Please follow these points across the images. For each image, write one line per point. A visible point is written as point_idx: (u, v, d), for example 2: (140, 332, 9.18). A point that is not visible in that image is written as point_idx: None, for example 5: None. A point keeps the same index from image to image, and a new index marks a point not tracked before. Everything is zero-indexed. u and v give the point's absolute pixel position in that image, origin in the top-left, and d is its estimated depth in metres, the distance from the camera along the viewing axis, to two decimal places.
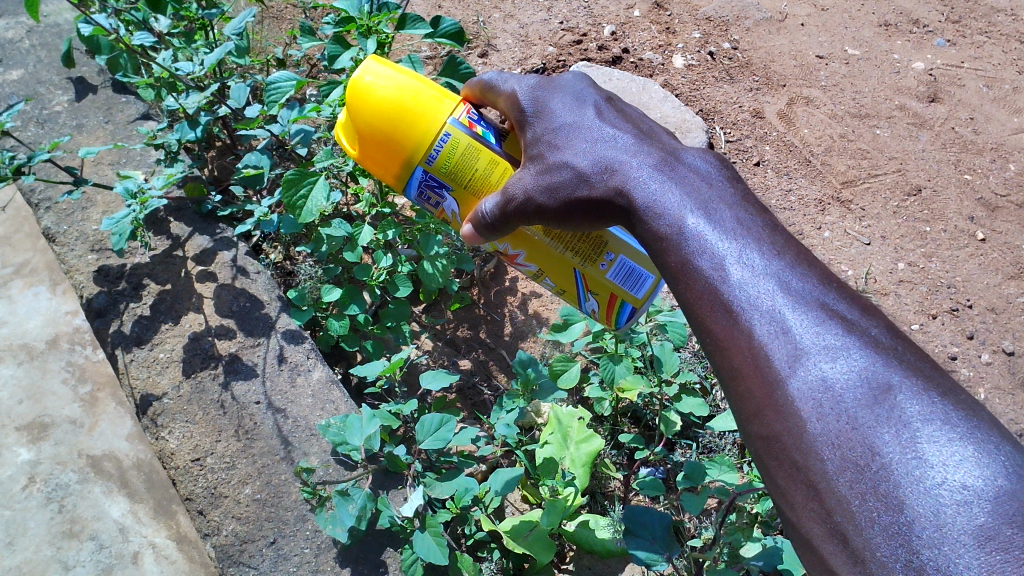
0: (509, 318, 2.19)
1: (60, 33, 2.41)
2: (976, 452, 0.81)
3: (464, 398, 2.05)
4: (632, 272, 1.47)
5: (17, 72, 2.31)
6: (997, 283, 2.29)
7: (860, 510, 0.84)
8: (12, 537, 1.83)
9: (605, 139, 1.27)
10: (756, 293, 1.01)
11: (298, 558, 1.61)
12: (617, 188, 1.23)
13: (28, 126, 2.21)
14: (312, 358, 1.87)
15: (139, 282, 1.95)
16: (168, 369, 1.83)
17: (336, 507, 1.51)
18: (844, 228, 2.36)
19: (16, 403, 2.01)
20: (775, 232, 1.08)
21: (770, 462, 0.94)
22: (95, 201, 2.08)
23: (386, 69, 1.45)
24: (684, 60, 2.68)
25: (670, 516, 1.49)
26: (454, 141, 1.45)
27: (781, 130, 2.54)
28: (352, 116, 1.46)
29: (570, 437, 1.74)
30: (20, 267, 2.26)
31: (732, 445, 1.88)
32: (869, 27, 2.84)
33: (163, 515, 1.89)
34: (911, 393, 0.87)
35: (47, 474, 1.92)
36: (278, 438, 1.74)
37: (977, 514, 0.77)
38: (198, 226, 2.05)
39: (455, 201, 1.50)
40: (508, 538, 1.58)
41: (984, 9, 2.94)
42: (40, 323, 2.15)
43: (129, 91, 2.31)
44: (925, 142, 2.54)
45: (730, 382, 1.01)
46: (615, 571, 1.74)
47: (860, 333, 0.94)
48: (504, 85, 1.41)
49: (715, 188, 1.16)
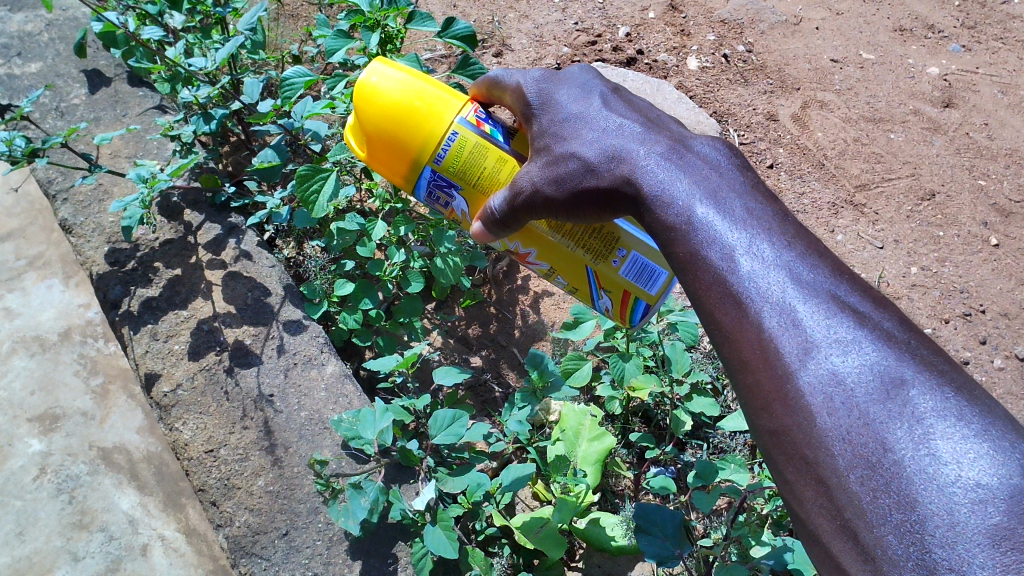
0: (520, 316, 2.20)
1: (78, 27, 2.42)
2: (991, 450, 0.81)
3: (475, 395, 2.06)
4: (645, 268, 1.47)
5: (36, 65, 2.33)
6: (1010, 288, 2.29)
7: (871, 507, 0.84)
8: (22, 527, 1.84)
9: (612, 128, 1.28)
10: (765, 284, 1.01)
11: (310, 550, 1.62)
12: (624, 177, 1.23)
13: (46, 118, 2.23)
14: (326, 352, 1.88)
15: (154, 271, 1.96)
16: (182, 361, 1.84)
17: (349, 499, 1.50)
18: (857, 231, 2.36)
19: (28, 393, 2.02)
20: (786, 223, 1.09)
21: (779, 456, 0.95)
22: (112, 192, 2.09)
23: (393, 71, 1.46)
24: (698, 62, 2.69)
25: (680, 514, 1.50)
26: (461, 140, 1.45)
27: (795, 133, 2.54)
28: (360, 119, 1.47)
29: (581, 436, 1.75)
30: (34, 259, 2.26)
31: (743, 445, 1.87)
32: (885, 32, 2.83)
33: (172, 507, 1.90)
34: (924, 388, 0.87)
35: (58, 466, 1.93)
36: (290, 428, 1.75)
37: (991, 513, 0.77)
38: (212, 218, 2.06)
39: (464, 200, 1.51)
40: (519, 533, 1.59)
41: (1000, 15, 2.93)
42: (53, 315, 2.16)
43: (147, 85, 2.33)
44: (939, 146, 2.54)
45: (738, 374, 1.02)
46: (624, 569, 1.74)
47: (872, 326, 0.94)
48: (509, 80, 1.42)
49: (724, 177, 1.17)
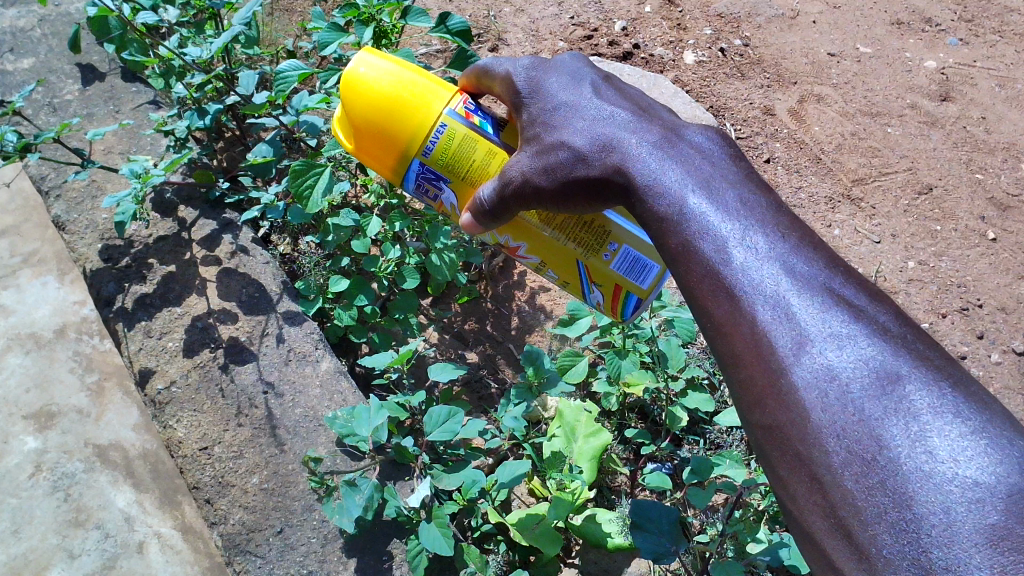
0: (516, 311, 2.19)
1: (71, 22, 2.40)
2: (989, 448, 0.80)
3: (470, 391, 2.06)
4: (637, 262, 1.46)
5: (28, 60, 2.31)
6: (1007, 283, 2.29)
7: (866, 504, 0.83)
8: (18, 525, 1.84)
9: (603, 116, 1.26)
10: (759, 277, 1.00)
11: (305, 548, 1.62)
12: (614, 166, 1.22)
13: (39, 114, 2.21)
14: (321, 349, 1.86)
15: (148, 267, 1.95)
16: (177, 358, 1.83)
17: (344, 497, 1.50)
18: (854, 226, 2.36)
19: (24, 390, 2.01)
20: (780, 214, 1.08)
21: (772, 452, 0.94)
22: (105, 188, 2.08)
23: (381, 61, 1.45)
24: (695, 56, 2.68)
25: (677, 510, 1.49)
26: (450, 132, 1.44)
27: (792, 128, 2.53)
28: (347, 110, 1.46)
29: (577, 432, 1.74)
30: (29, 256, 2.25)
31: (739, 441, 1.86)
32: (882, 26, 2.81)
33: (168, 505, 1.90)
34: (920, 383, 0.86)
35: (54, 463, 1.92)
36: (285, 425, 1.75)
37: (989, 512, 0.77)
38: (207, 213, 2.05)
39: (453, 193, 1.50)
40: (515, 530, 1.58)
41: (997, 8, 2.91)
42: (48, 312, 2.15)
43: (140, 80, 2.31)
44: (936, 141, 2.53)
45: (731, 368, 1.01)
46: (620, 566, 1.73)
47: (868, 320, 0.94)
48: (498, 68, 1.41)
49: (717, 167, 1.16)
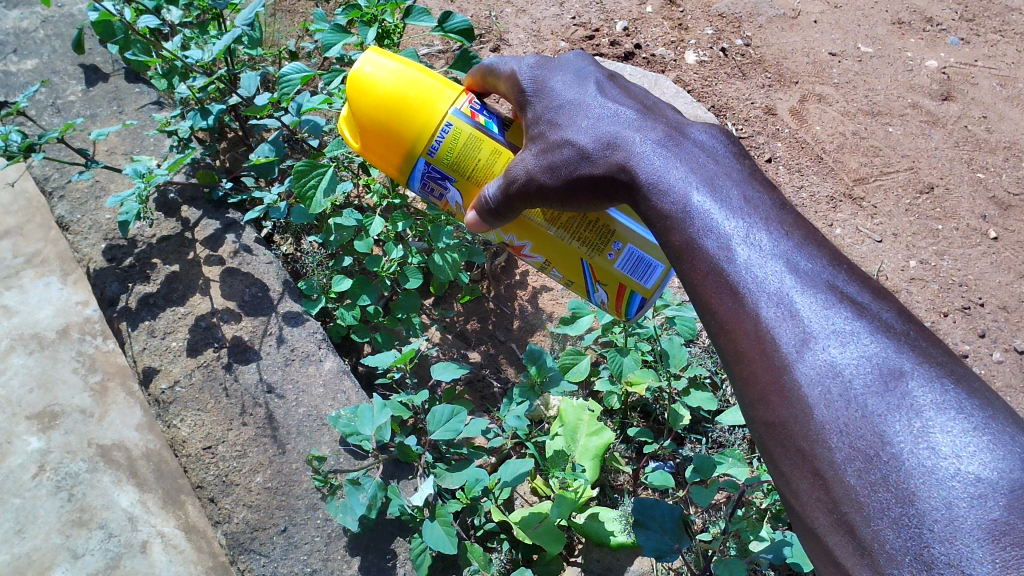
0: (518, 311, 2.20)
1: (74, 23, 2.41)
2: (991, 444, 0.80)
3: (473, 390, 2.06)
4: (641, 261, 1.47)
5: (32, 61, 2.32)
6: (1009, 282, 2.29)
7: (868, 500, 0.84)
8: (21, 525, 1.84)
9: (607, 115, 1.27)
10: (763, 274, 1.01)
11: (309, 547, 1.62)
12: (618, 165, 1.22)
13: (42, 114, 2.22)
14: (324, 348, 1.87)
15: (151, 267, 1.96)
16: (180, 357, 1.84)
17: (347, 495, 1.51)
18: (855, 225, 2.36)
19: (27, 391, 2.02)
20: (783, 212, 1.08)
21: (776, 448, 0.95)
22: (109, 188, 2.09)
23: (388, 61, 1.45)
24: (696, 56, 2.69)
25: (679, 508, 1.49)
26: (455, 131, 1.45)
27: (793, 127, 2.53)
28: (353, 110, 1.46)
29: (580, 430, 1.75)
30: (32, 257, 2.25)
31: (742, 440, 1.86)
32: (882, 25, 2.81)
33: (171, 504, 1.90)
34: (923, 379, 0.87)
35: (57, 463, 1.92)
36: (288, 424, 1.75)
37: (991, 507, 0.77)
38: (210, 213, 2.05)
39: (459, 192, 1.50)
40: (518, 528, 1.58)
41: (998, 8, 2.92)
42: (51, 313, 2.15)
43: (143, 80, 2.32)
44: (937, 140, 2.53)
45: (734, 365, 1.01)
46: (623, 564, 1.74)
47: (870, 317, 0.94)
48: (503, 67, 1.41)
49: (721, 165, 1.17)
